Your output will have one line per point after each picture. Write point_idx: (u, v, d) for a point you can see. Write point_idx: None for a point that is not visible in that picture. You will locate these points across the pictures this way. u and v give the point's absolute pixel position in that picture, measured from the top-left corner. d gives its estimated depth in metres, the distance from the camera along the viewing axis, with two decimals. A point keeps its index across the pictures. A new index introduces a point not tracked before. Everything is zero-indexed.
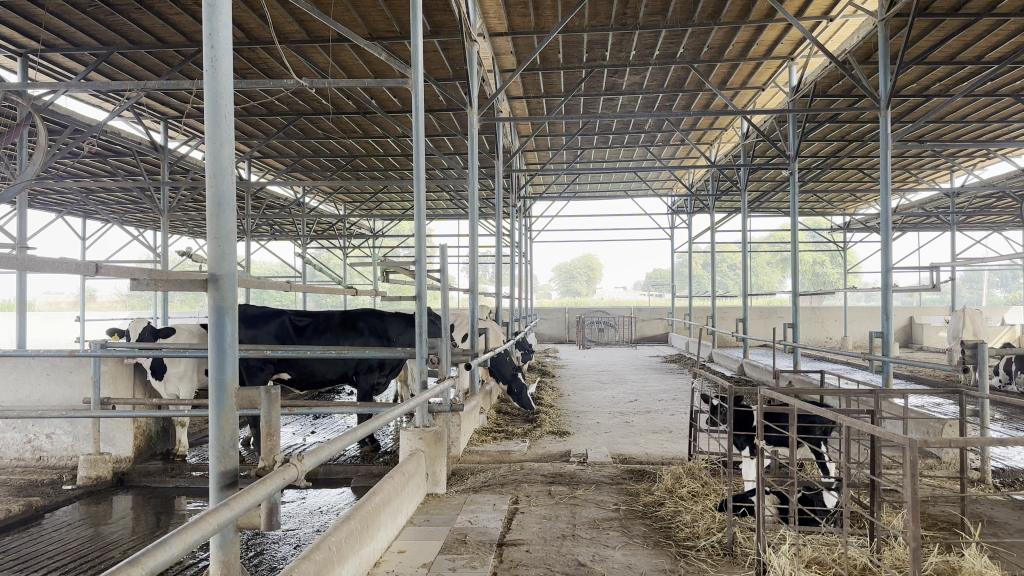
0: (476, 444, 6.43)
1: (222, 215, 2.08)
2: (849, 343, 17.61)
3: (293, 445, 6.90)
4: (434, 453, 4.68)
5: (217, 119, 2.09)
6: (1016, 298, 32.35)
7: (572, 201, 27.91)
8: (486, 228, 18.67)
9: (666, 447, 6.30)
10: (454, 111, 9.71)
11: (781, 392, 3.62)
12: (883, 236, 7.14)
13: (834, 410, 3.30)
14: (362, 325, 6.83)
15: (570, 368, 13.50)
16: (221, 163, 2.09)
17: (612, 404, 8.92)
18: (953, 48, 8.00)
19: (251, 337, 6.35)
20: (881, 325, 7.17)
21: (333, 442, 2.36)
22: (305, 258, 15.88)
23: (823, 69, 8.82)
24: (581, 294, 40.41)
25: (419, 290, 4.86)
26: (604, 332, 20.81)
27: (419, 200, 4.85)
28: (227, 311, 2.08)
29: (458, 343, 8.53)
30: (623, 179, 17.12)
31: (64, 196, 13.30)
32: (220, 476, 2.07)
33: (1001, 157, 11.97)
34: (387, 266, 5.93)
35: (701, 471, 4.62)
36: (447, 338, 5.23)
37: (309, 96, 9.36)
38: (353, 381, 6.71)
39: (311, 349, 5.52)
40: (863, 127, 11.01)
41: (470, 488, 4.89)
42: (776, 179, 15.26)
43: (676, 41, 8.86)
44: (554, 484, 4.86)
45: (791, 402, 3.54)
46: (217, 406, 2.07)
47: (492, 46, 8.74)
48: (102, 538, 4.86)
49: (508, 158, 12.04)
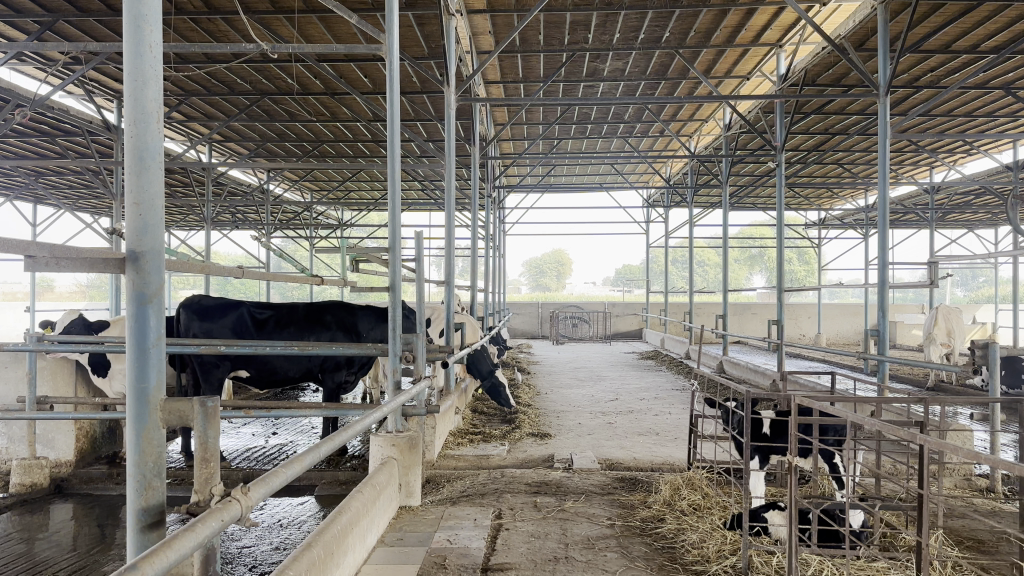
0: (452, 447, 5.98)
1: (144, 175, 1.60)
2: (823, 341, 17.51)
3: (253, 448, 6.39)
4: (408, 462, 4.22)
5: (140, 48, 1.60)
6: (979, 295, 32.88)
7: (546, 195, 27.55)
8: (458, 219, 18.16)
9: (656, 450, 5.91)
10: (428, 93, 9.21)
11: (807, 399, 3.19)
12: (883, 227, 6.82)
13: (873, 421, 2.88)
14: (329, 318, 6.28)
15: (544, 364, 13.09)
16: (146, 108, 1.61)
17: (592, 404, 8.49)
18: (950, 36, 7.75)
19: (206, 331, 5.83)
20: (878, 322, 6.82)
21: (290, 465, 1.89)
22: (269, 247, 15.24)
23: (815, 55, 8.53)
24: (551, 290, 40.08)
25: (393, 280, 4.37)
26: (578, 328, 20.42)
27: (394, 180, 4.33)
28: (150, 299, 1.60)
29: (432, 338, 8.10)
30: (600, 171, 16.75)
31: (11, 179, 12.59)
32: (139, 513, 1.59)
33: (984, 152, 11.80)
34: (356, 255, 5.41)
35: (702, 482, 4.22)
36: (423, 334, 4.76)
37: (274, 73, 8.80)
38: (319, 379, 6.20)
39: (270, 345, 5.00)
40: (849, 118, 10.73)
41: (446, 499, 4.44)
42: (755, 173, 14.99)
43: (661, 24, 8.44)
44: (540, 495, 4.42)
45: (819, 412, 3.12)
46: (137, 422, 1.59)
47: (470, 24, 8.26)
48: (32, 555, 4.30)
49: (483, 145, 11.57)
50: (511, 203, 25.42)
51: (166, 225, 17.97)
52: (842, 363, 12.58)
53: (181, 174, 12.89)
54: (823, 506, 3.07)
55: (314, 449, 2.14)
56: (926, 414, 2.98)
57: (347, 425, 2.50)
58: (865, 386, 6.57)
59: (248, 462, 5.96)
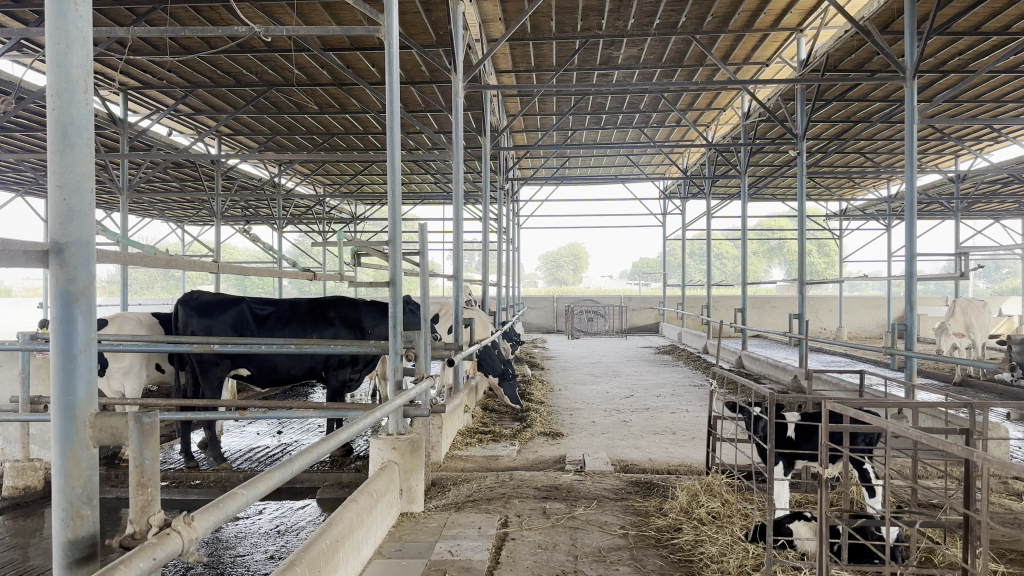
0: (459, 447, 5.76)
1: (69, 154, 1.37)
2: (843, 335, 17.17)
3: (256, 448, 6.19)
4: (410, 466, 3.98)
5: (63, 6, 1.37)
6: (1005, 286, 32.27)
7: (562, 187, 27.28)
8: (471, 212, 17.95)
9: (672, 451, 5.66)
10: (438, 83, 8.99)
11: (839, 402, 2.92)
12: (910, 215, 6.49)
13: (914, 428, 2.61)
14: (332, 315, 6.13)
15: (559, 360, 12.86)
16: (70, 76, 1.38)
17: (607, 401, 8.24)
18: (981, 16, 7.40)
19: (205, 329, 5.60)
20: (905, 317, 6.52)
21: (251, 486, 1.67)
22: (281, 241, 15.11)
23: (837, 39, 8.21)
24: (568, 284, 39.82)
25: (392, 274, 4.14)
26: (594, 322, 20.17)
27: (394, 170, 4.10)
28: (77, 299, 1.38)
29: (441, 334, 7.89)
30: (615, 162, 16.46)
31: (20, 174, 12.52)
32: (66, 547, 1.37)
33: (1012, 140, 11.41)
34: (358, 249, 5.18)
35: (721, 488, 3.98)
36: (426, 331, 4.51)
37: (279, 64, 8.59)
38: (322, 378, 6.01)
39: (268, 343, 4.79)
40: (872, 105, 10.40)
41: (450, 504, 4.21)
42: (775, 163, 14.65)
43: (677, 8, 8.12)
44: (549, 501, 4.18)
45: (851, 416, 2.84)
46: (62, 441, 1.37)
47: (478, 11, 8.02)
48: (22, 562, 4.12)
49: (495, 136, 11.33)
50: (525, 195, 25.17)
51: (179, 220, 17.89)
52: (865, 357, 12.26)
53: (190, 169, 12.75)
54: (856, 520, 2.81)
55: (280, 469, 1.89)
56: (976, 422, 2.70)
57: (310, 447, 2.18)
58: (892, 383, 6.27)
59: (249, 463, 5.76)
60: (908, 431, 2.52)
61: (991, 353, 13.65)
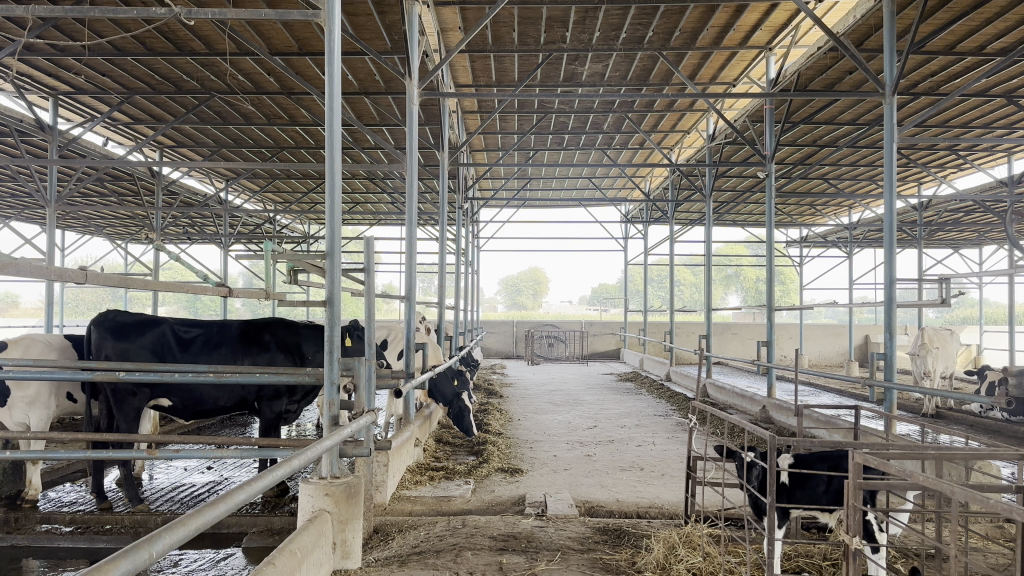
0: (408, 486, 5.20)
1: None
2: (804, 361, 17.00)
3: (181, 486, 5.56)
4: (346, 516, 3.41)
5: None
6: (959, 314, 32.67)
7: (524, 210, 26.86)
8: (429, 233, 17.47)
9: (639, 490, 5.20)
10: (394, 95, 8.55)
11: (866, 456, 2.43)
12: (889, 236, 6.17)
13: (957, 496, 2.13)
14: (267, 339, 5.64)
15: (518, 387, 12.36)
16: None
17: (569, 432, 7.75)
18: (953, 37, 7.23)
19: (121, 353, 4.97)
20: (884, 345, 6.15)
21: None
22: (227, 259, 14.44)
23: (809, 58, 7.94)
24: (527, 308, 39.30)
25: (331, 292, 3.59)
26: (554, 347, 19.71)
27: (333, 175, 3.55)
28: None
29: (391, 360, 7.38)
30: (577, 185, 16.17)
31: None
32: None
33: (975, 167, 11.35)
34: (293, 267, 4.64)
35: (702, 540, 3.58)
36: (368, 359, 3.97)
37: (222, 69, 7.93)
38: (254, 410, 5.45)
39: (185, 371, 4.19)
40: (838, 128, 10.23)
41: (392, 559, 3.67)
42: (739, 187, 14.45)
43: (644, 22, 7.77)
44: (506, 553, 3.66)
45: (881, 478, 2.34)
46: None
47: (437, 18, 7.62)
48: None
49: (453, 153, 10.92)
50: (486, 217, 24.77)
51: (121, 237, 17.06)
52: (830, 386, 11.98)
53: (129, 182, 12.08)
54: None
55: (121, 560, 1.30)
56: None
57: (183, 521, 1.56)
58: (873, 418, 5.90)
59: (170, 503, 5.14)
60: (944, 486, 2.05)
61: (957, 383, 13.50)
